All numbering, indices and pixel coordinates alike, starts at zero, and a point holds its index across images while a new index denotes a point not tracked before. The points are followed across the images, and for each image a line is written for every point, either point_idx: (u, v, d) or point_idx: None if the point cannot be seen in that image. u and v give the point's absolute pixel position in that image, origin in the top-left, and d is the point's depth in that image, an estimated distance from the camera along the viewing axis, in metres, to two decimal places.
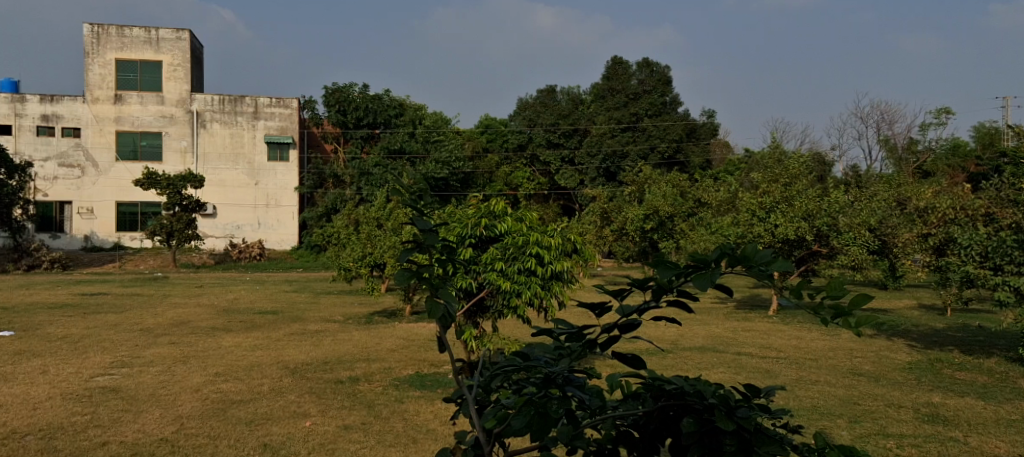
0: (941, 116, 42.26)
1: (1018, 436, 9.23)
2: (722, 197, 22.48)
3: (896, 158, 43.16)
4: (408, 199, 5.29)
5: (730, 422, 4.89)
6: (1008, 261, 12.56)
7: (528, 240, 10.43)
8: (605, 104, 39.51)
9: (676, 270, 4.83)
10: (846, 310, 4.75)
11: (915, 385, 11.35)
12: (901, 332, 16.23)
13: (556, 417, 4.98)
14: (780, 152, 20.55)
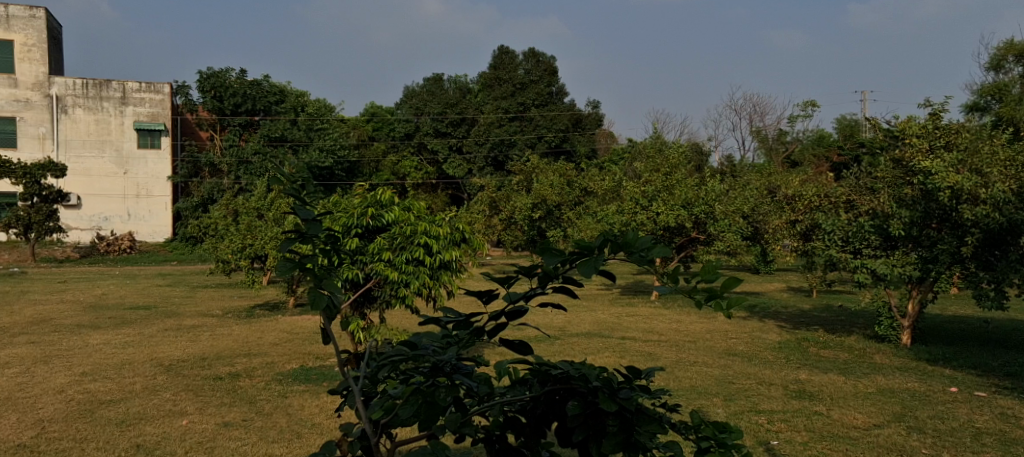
0: (809, 108, 44.03)
1: (874, 408, 9.72)
2: (607, 186, 22.66)
3: (767, 149, 44.77)
4: (290, 187, 5.22)
5: (612, 403, 4.96)
6: (866, 246, 13.18)
7: (417, 230, 10.39)
8: (493, 94, 40.07)
9: (562, 257, 4.90)
10: (717, 293, 4.84)
11: (785, 364, 11.79)
12: (772, 313, 16.90)
13: (444, 405, 5.00)
14: (659, 141, 20.96)
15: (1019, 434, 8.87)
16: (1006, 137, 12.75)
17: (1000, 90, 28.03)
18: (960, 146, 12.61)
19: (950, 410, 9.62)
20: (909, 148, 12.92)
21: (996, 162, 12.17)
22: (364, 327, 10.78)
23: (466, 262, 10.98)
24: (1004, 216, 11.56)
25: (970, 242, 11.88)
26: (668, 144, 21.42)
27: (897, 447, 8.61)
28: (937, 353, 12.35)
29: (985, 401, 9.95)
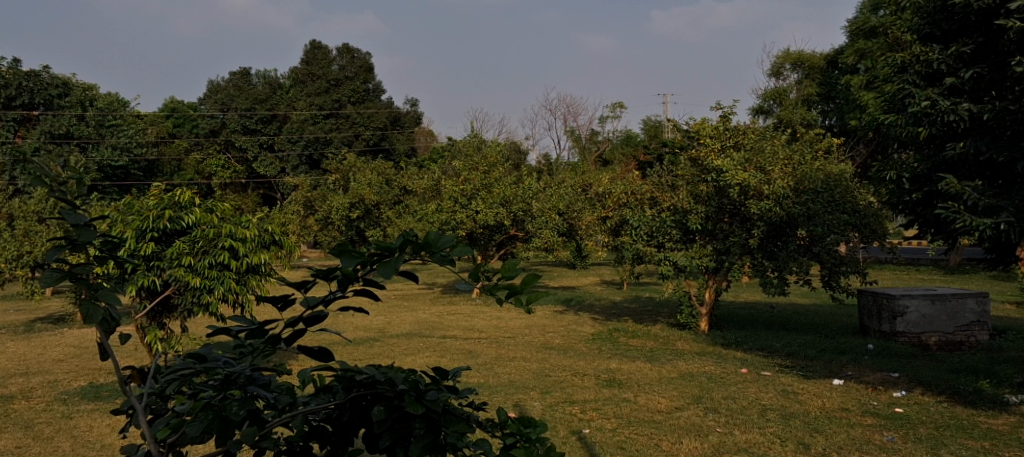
0: (616, 110, 45.84)
1: (677, 392, 10.18)
2: (427, 184, 22.29)
3: (580, 148, 46.41)
4: (55, 188, 4.14)
5: (418, 406, 3.62)
6: (669, 240, 13.78)
7: (220, 233, 10.03)
8: (306, 90, 39.08)
9: (360, 259, 3.48)
10: (518, 290, 3.36)
11: (598, 354, 12.17)
12: (585, 306, 17.44)
13: (237, 420, 3.70)
14: (476, 140, 21.02)
15: (798, 408, 9.51)
16: (785, 138, 13.42)
17: (780, 95, 29.74)
18: (747, 146, 13.17)
19: (740, 390, 10.18)
20: (703, 148, 13.32)
21: (778, 161, 12.82)
22: (163, 338, 10.20)
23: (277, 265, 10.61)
24: (783, 211, 12.47)
25: (756, 235, 12.72)
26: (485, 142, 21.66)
27: (695, 427, 9.03)
28: (731, 338, 13.06)
29: (769, 379, 10.59)
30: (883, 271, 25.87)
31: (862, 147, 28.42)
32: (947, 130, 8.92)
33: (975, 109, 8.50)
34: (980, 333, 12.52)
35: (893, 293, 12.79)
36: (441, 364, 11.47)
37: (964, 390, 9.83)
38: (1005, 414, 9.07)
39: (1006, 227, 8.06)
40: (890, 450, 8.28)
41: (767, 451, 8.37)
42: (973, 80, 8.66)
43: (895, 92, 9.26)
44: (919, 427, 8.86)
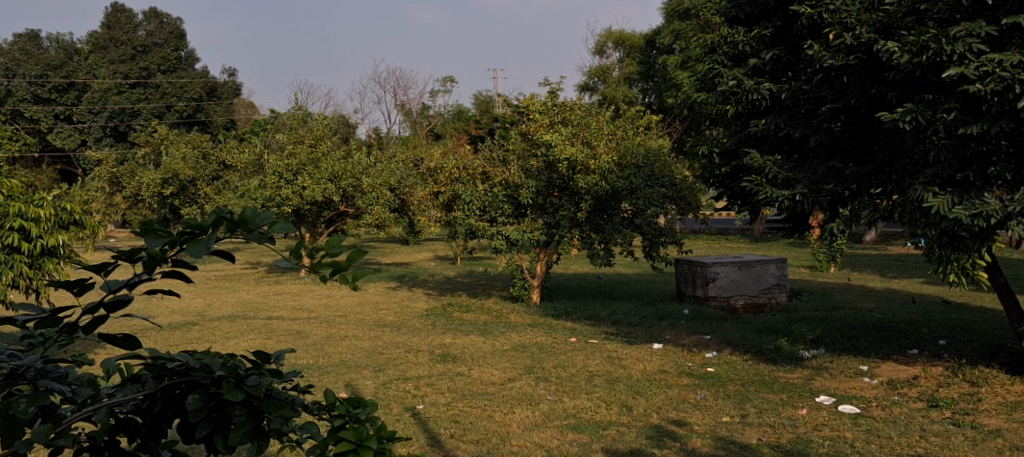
0: (446, 84, 45.82)
1: (510, 363, 10.32)
2: (248, 159, 21.58)
3: (411, 122, 46.15)
4: None
5: (238, 393, 3.31)
6: (501, 214, 13.79)
7: (8, 213, 9.27)
8: (108, 56, 36.72)
9: (168, 239, 3.21)
10: (343, 268, 3.20)
11: (431, 330, 12.17)
12: (419, 282, 17.40)
13: (27, 418, 3.34)
14: (301, 113, 20.48)
15: (622, 373, 9.84)
16: (610, 114, 13.77)
17: (604, 72, 30.57)
18: (575, 122, 13.39)
19: (569, 359, 10.43)
20: (532, 123, 13.42)
21: (602, 135, 13.17)
22: None
23: (78, 246, 9.98)
24: (608, 185, 12.87)
25: (583, 208, 13.07)
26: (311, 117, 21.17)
27: (526, 397, 9.20)
28: (560, 308, 13.35)
29: (596, 347, 10.88)
30: (700, 241, 27.14)
31: (679, 124, 29.64)
32: (751, 109, 9.37)
33: (774, 89, 8.98)
34: (780, 295, 13.28)
35: (705, 260, 13.25)
36: (265, 346, 11.16)
37: (765, 348, 10.41)
38: (799, 368, 9.67)
39: (800, 198, 8.53)
40: (703, 408, 8.74)
41: (594, 416, 8.66)
42: (772, 62, 9.17)
43: (706, 71, 9.60)
44: (728, 384, 9.34)
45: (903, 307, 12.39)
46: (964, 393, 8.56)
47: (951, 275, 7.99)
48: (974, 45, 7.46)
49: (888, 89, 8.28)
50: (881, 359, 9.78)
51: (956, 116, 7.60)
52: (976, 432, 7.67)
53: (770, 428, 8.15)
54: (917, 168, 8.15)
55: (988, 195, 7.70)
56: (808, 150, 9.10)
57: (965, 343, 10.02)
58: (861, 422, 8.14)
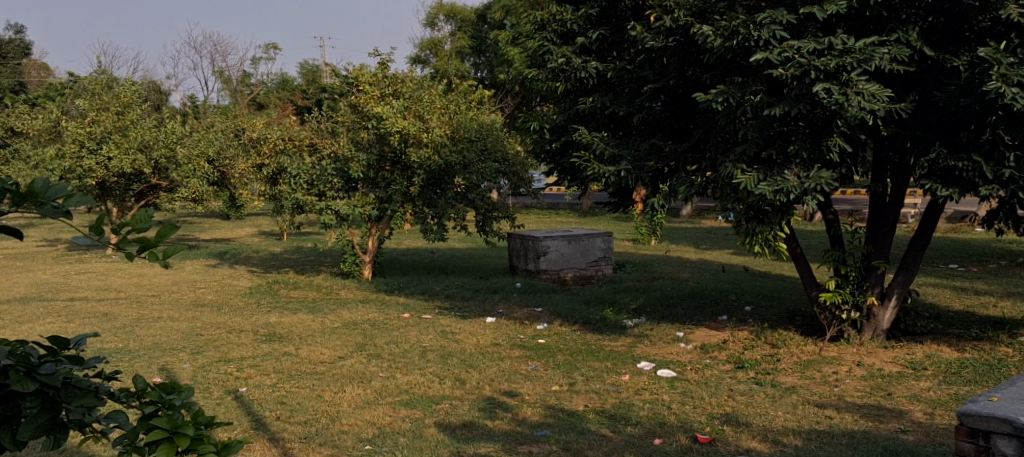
0: (269, 53, 44.40)
1: (338, 341, 10.12)
2: (43, 125, 20.08)
3: (231, 90, 44.42)
4: None
5: (30, 383, 3.04)
6: (330, 189, 13.30)
7: None
8: None
9: None
10: (151, 246, 2.99)
11: (255, 309, 11.78)
12: (242, 258, 16.83)
13: None
14: (107, 79, 19.25)
15: (455, 347, 9.83)
16: (442, 88, 13.62)
17: (436, 45, 30.39)
18: (406, 95, 13.19)
19: (402, 335, 10.32)
20: (363, 95, 13.14)
21: (434, 110, 13.08)
22: None
23: None
24: (440, 159, 12.75)
25: (416, 182, 12.95)
26: (117, 83, 19.94)
27: (357, 374, 9.06)
28: (392, 284, 13.23)
29: (429, 322, 10.82)
30: (529, 215, 27.51)
31: (509, 99, 29.85)
32: (579, 87, 9.38)
33: (601, 68, 9.06)
34: (606, 267, 13.70)
35: (536, 234, 13.30)
36: (66, 330, 10.44)
37: (592, 318, 10.64)
38: (623, 336, 9.93)
39: (626, 174, 8.68)
40: (533, 378, 8.89)
41: (427, 391, 8.64)
42: (598, 41, 9.27)
43: (536, 48, 9.55)
44: (557, 354, 9.50)
45: (716, 276, 12.97)
46: (766, 354, 8.96)
47: (755, 246, 8.34)
48: (777, 32, 8.00)
49: (703, 71, 8.69)
50: (695, 325, 10.13)
51: (762, 98, 8.04)
52: (776, 390, 8.19)
53: (595, 394, 8.44)
54: (727, 145, 8.54)
55: (788, 172, 8.24)
56: (631, 128, 9.31)
57: (767, 308, 10.57)
58: (677, 385, 8.51)
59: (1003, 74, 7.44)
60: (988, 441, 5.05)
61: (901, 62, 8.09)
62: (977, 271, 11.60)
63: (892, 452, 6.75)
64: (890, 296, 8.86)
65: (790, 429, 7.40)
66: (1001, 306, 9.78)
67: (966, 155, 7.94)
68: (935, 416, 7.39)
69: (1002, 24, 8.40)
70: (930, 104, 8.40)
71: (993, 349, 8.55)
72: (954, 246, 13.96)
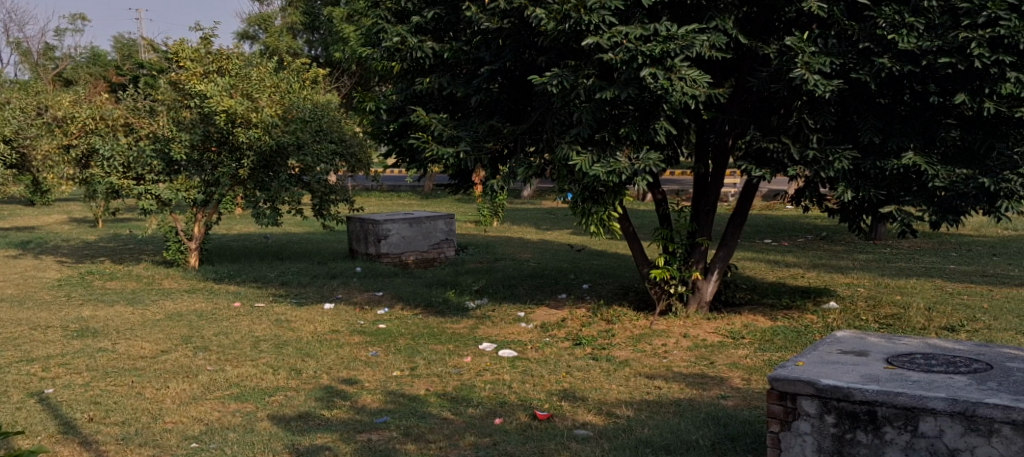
0: (76, 26, 41.56)
1: (161, 334, 9.60)
2: None
3: (30, 65, 41.25)
4: None
5: None
6: (150, 172, 12.63)
7: None
8: None
9: None
10: None
11: (65, 302, 10.99)
12: (49, 248, 15.68)
13: None
14: None
15: (291, 336, 9.54)
16: (272, 65, 12.92)
17: (264, 22, 28.89)
18: (232, 72, 12.49)
19: (233, 325, 9.90)
20: (183, 71, 12.37)
21: (263, 88, 12.50)
22: None
23: None
24: (272, 139, 12.34)
25: (245, 165, 12.43)
26: None
27: (183, 369, 8.62)
28: (222, 272, 12.65)
29: (262, 311, 10.43)
30: (369, 197, 27.11)
31: (346, 79, 29.06)
32: (416, 66, 9.24)
33: (437, 48, 9.03)
34: (448, 250, 13.60)
35: (377, 218, 13.09)
36: None
37: (434, 301, 10.57)
38: (465, 318, 9.92)
39: (465, 155, 8.68)
40: (374, 364, 8.79)
41: (259, 382, 8.34)
42: (434, 21, 9.17)
43: (370, 26, 9.32)
44: (398, 339, 9.40)
45: (555, 256, 13.18)
46: (602, 330, 9.17)
47: (592, 225, 8.49)
48: (607, 17, 8.18)
49: (537, 54, 8.82)
50: (536, 305, 10.24)
51: (594, 82, 8.23)
52: (611, 364, 8.42)
53: (437, 377, 8.44)
54: (563, 127, 8.66)
55: (620, 154, 8.48)
56: (470, 110, 9.27)
57: (603, 285, 10.86)
58: (518, 364, 8.62)
59: (806, 62, 7.97)
60: (794, 403, 5.91)
61: (720, 49, 8.45)
62: (789, 245, 12.35)
63: (713, 417, 7.22)
64: (711, 271, 9.20)
65: (623, 400, 7.70)
66: (809, 276, 10.29)
67: (776, 137, 8.36)
68: (752, 382, 7.87)
69: (805, 15, 8.70)
70: (745, 88, 8.72)
71: (801, 317, 8.91)
72: (769, 223, 14.77)
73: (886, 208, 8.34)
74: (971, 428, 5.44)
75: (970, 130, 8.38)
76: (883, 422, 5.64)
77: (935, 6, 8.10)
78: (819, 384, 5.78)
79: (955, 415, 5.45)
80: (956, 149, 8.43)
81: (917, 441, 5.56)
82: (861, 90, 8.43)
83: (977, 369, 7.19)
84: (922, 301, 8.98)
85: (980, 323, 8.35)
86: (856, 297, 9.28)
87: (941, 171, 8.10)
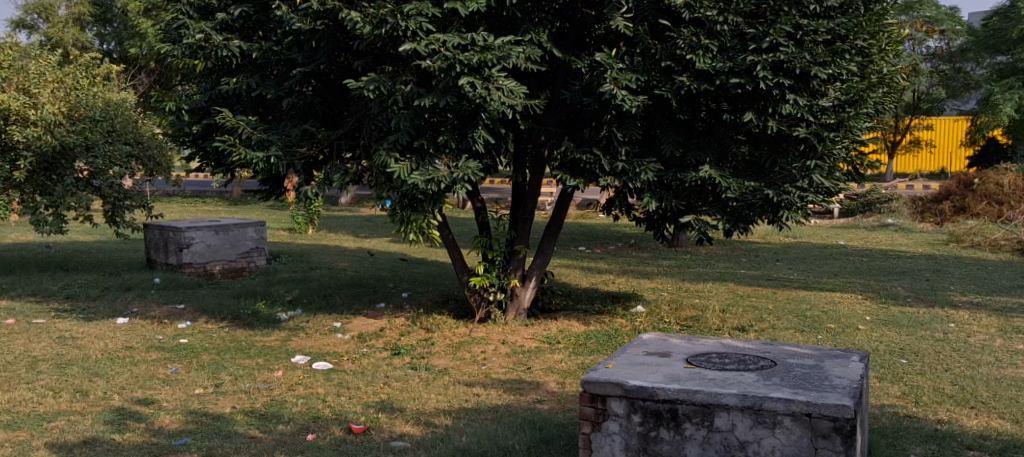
0: None
1: None
2: None
3: None
4: None
5: None
6: None
7: None
8: None
9: None
10: None
11: None
12: None
13: None
14: None
15: (76, 355, 8.75)
16: (55, 59, 11.88)
17: (46, 9, 25.80)
18: (7, 63, 11.40)
19: (6, 344, 8.92)
20: None
21: (45, 83, 11.48)
22: None
23: None
24: (54, 139, 11.23)
25: (22, 167, 11.19)
26: None
27: None
28: None
29: (43, 328, 9.47)
30: (170, 203, 25.41)
31: (144, 76, 26.98)
32: (222, 66, 9.02)
33: (244, 47, 8.77)
34: (259, 258, 12.83)
35: (178, 225, 12.26)
36: None
37: (242, 313, 10.03)
38: (276, 331, 9.51)
39: (276, 160, 8.51)
40: (173, 383, 8.22)
41: (36, 408, 7.53)
42: (242, 19, 8.92)
43: (169, 21, 9.06)
44: (201, 354, 8.89)
45: (373, 265, 12.89)
46: (421, 339, 9.11)
47: (412, 234, 8.53)
48: (424, 24, 8.15)
49: (353, 58, 8.73)
50: (352, 315, 9.99)
51: (411, 88, 8.17)
52: (429, 373, 8.38)
53: (244, 394, 8.00)
54: (380, 133, 8.62)
55: (439, 161, 8.51)
56: (281, 112, 9.01)
57: (423, 293, 10.76)
58: (332, 377, 8.38)
59: (614, 78, 8.28)
60: (604, 404, 6.06)
61: (535, 62, 8.59)
62: (601, 251, 12.86)
63: (528, 421, 7.27)
64: (529, 277, 9.46)
65: (441, 409, 7.64)
66: (618, 281, 10.78)
67: (589, 149, 8.67)
68: (565, 385, 8.05)
69: (613, 33, 9.07)
70: (560, 101, 9.00)
71: (612, 321, 9.30)
72: (582, 231, 15.21)
73: (686, 217, 8.86)
74: (758, 421, 5.73)
75: (757, 147, 8.99)
76: (684, 419, 5.87)
77: (726, 29, 8.45)
78: (627, 385, 5.97)
79: (745, 409, 5.73)
80: (746, 163, 8.98)
81: (713, 435, 5.81)
82: (663, 105, 8.78)
83: (765, 363, 7.52)
84: (718, 304, 9.66)
85: (766, 323, 9.05)
86: (659, 301, 9.84)
87: (733, 184, 8.61)
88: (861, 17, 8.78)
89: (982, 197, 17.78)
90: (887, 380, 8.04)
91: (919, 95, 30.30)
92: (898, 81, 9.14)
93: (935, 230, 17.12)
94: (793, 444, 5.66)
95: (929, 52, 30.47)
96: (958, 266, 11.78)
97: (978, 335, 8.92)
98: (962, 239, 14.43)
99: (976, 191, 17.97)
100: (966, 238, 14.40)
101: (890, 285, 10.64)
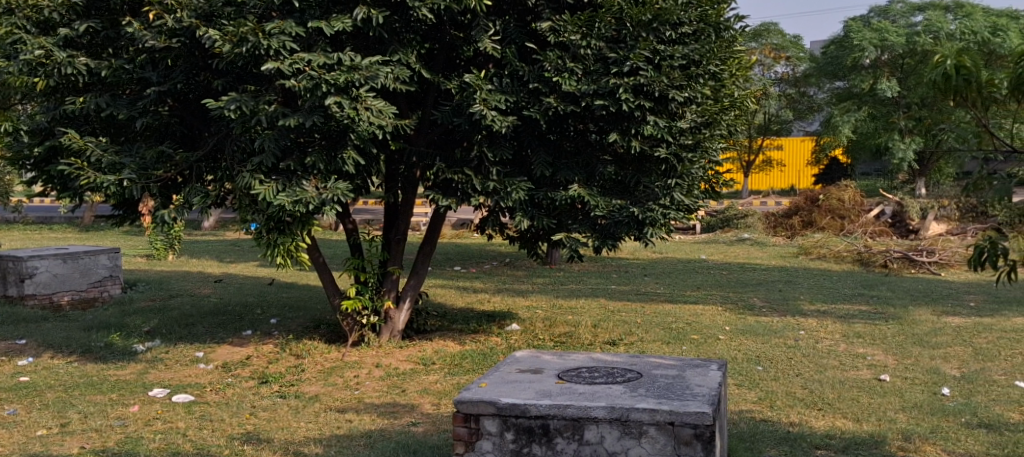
0: None
1: None
2: None
3: None
4: None
5: None
6: None
7: None
8: None
9: None
10: None
11: None
12: None
13: None
14: None
15: None
16: None
17: None
18: None
19: None
20: None
21: None
22: None
23: None
24: None
25: None
26: None
27: None
28: None
29: None
30: (9, 231, 23.64)
31: None
32: (67, 85, 8.49)
33: (92, 65, 8.27)
34: (113, 287, 12.08)
35: (19, 254, 11.46)
36: None
37: (95, 346, 9.43)
38: (131, 364, 8.99)
39: (129, 183, 8.07)
40: (11, 425, 7.56)
41: None
42: (90, 35, 8.44)
43: (4, 35, 8.37)
44: (46, 393, 8.26)
45: (239, 290, 12.40)
46: (290, 366, 8.85)
47: (279, 257, 8.28)
48: (287, 43, 7.92)
49: (213, 77, 8.42)
50: (217, 344, 9.57)
51: (275, 108, 7.93)
52: (299, 400, 8.12)
53: (94, 432, 7.45)
54: (244, 155, 8.34)
55: (307, 182, 8.28)
56: (136, 133, 8.62)
57: (292, 319, 10.44)
58: (194, 409, 7.96)
59: (484, 99, 8.33)
60: (477, 423, 6.08)
61: (404, 82, 8.51)
62: (476, 271, 12.90)
63: (404, 444, 7.13)
64: (403, 298, 9.46)
65: (312, 438, 7.36)
66: (492, 300, 10.85)
67: (460, 169, 8.73)
68: (441, 406, 7.96)
69: (482, 55, 9.19)
70: (430, 122, 9.01)
71: (487, 339, 9.36)
72: (457, 251, 15.26)
73: (557, 235, 9.07)
74: (626, 432, 5.82)
75: (623, 166, 9.27)
76: (555, 433, 5.93)
77: (590, 54, 8.69)
78: (499, 403, 5.99)
79: (613, 421, 5.81)
80: (612, 183, 9.23)
81: (583, 448, 5.88)
82: (532, 126, 8.93)
83: (630, 375, 7.63)
84: (589, 319, 9.89)
85: (635, 337, 9.34)
86: (533, 319, 9.97)
87: (601, 202, 8.89)
88: (712, 44, 9.07)
89: (825, 212, 19.45)
90: (745, 386, 8.44)
91: (771, 117, 32.12)
92: (747, 104, 9.66)
93: (785, 243, 18.29)
94: (657, 452, 5.77)
95: (776, 77, 32.60)
96: (807, 277, 12.57)
97: (825, 341, 9.53)
98: (809, 251, 15.44)
99: (821, 206, 19.58)
100: (813, 250, 15.42)
101: (748, 296, 11.24)
